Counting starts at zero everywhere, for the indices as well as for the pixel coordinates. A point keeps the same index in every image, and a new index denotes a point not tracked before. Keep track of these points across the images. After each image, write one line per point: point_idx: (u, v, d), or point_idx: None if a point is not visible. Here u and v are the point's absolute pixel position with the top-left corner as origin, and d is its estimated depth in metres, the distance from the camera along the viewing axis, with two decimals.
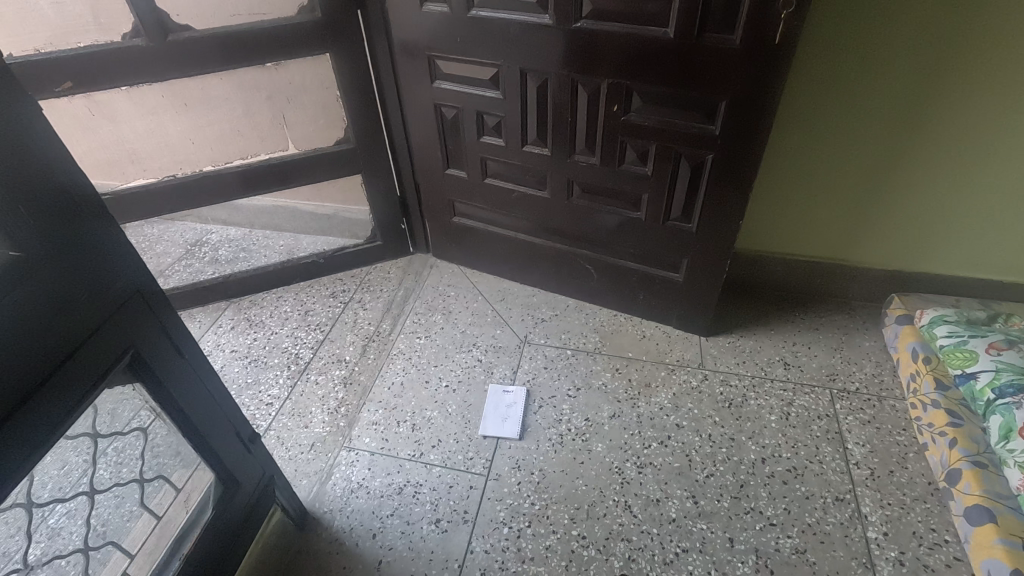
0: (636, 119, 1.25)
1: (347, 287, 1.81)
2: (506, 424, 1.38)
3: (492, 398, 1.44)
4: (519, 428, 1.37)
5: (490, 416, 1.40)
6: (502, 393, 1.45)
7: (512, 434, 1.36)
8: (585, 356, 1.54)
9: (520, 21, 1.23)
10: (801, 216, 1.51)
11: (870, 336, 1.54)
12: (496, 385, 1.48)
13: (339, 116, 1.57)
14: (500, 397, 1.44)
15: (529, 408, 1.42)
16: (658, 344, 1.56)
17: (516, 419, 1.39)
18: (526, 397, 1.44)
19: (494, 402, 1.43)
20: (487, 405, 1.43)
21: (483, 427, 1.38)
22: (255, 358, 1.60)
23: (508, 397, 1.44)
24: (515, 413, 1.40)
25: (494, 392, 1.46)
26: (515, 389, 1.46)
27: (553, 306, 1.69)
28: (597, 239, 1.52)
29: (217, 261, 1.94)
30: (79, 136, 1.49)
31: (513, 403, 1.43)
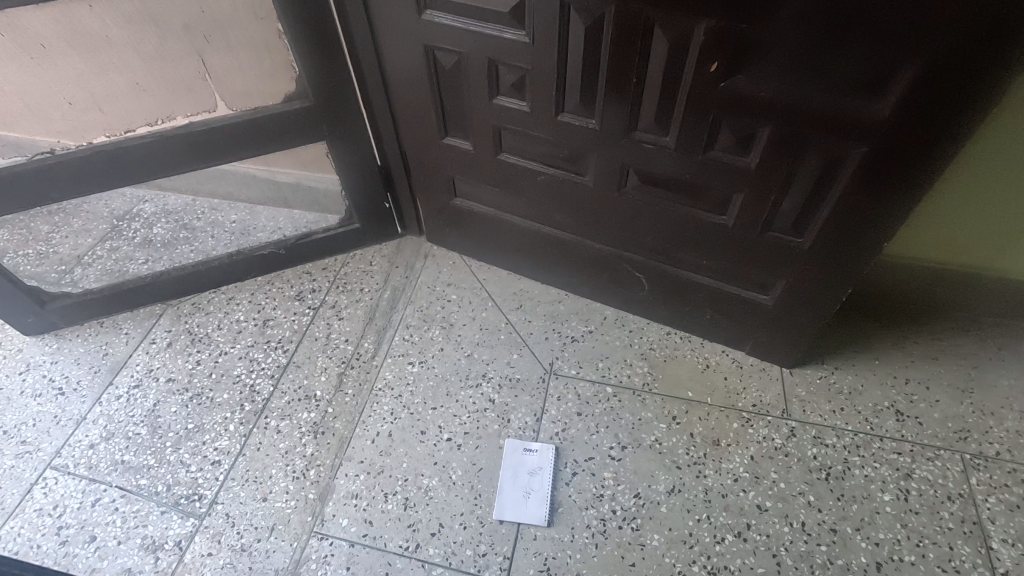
0: (746, 88, 0.79)
1: (317, 286, 1.40)
2: (530, 502, 1.04)
3: (512, 462, 1.09)
4: (546, 511, 1.03)
5: (508, 492, 1.05)
6: (524, 455, 1.10)
7: (538, 521, 1.02)
8: (631, 396, 1.17)
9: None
10: (972, 224, 1.08)
11: (1009, 373, 1.16)
12: (516, 442, 1.11)
13: (286, 60, 1.09)
14: (522, 461, 1.09)
15: (559, 477, 1.07)
16: (727, 380, 1.19)
17: (543, 498, 1.04)
18: (554, 462, 1.08)
19: (514, 469, 1.08)
20: (505, 474, 1.08)
21: (500, 510, 1.04)
22: (198, 392, 1.23)
23: (533, 462, 1.09)
24: (541, 488, 1.05)
25: (514, 453, 1.10)
26: (540, 449, 1.10)
27: (585, 319, 1.30)
28: (656, 245, 1.10)
29: (151, 244, 1.51)
30: None
31: (539, 471, 1.07)
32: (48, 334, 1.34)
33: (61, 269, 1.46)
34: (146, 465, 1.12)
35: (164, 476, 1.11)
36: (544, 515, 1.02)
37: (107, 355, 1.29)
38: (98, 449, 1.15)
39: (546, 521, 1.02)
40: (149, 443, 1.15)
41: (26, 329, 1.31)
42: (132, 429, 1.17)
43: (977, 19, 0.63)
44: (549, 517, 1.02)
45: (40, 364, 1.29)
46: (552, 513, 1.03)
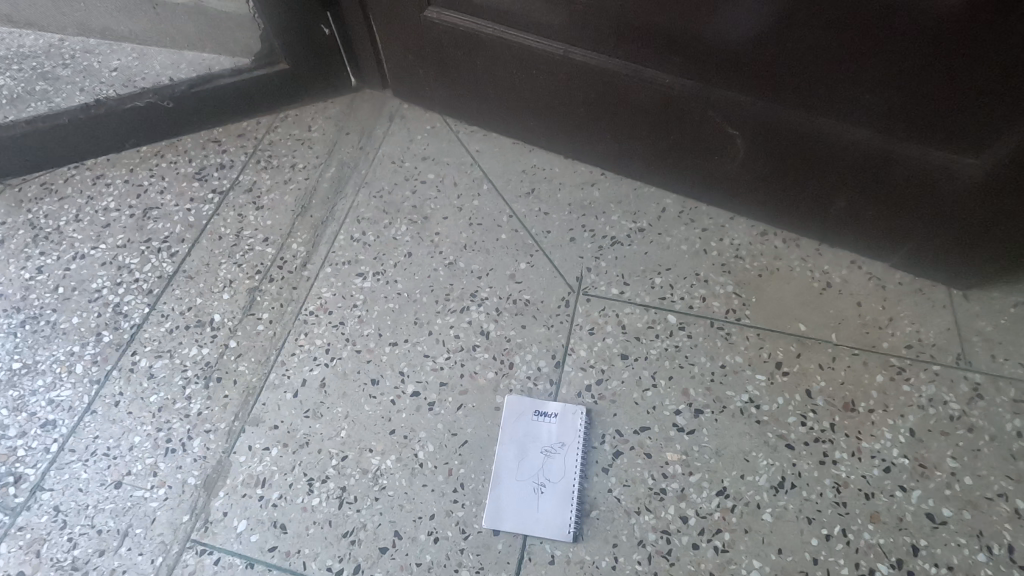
0: None
1: (227, 161, 0.93)
2: (544, 503, 0.64)
3: (517, 436, 0.68)
4: (570, 518, 0.63)
5: (510, 486, 0.65)
6: (536, 425, 0.68)
7: (556, 536, 0.62)
8: (707, 332, 0.73)
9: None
10: None
11: None
12: (523, 402, 0.70)
13: None
14: (533, 435, 0.68)
15: (591, 462, 0.66)
16: (863, 308, 0.74)
17: (566, 498, 0.64)
18: (584, 438, 0.67)
19: (520, 447, 0.67)
20: (505, 455, 0.67)
21: (496, 514, 0.64)
22: (34, 314, 0.80)
23: (550, 438, 0.67)
24: (563, 480, 0.65)
25: (520, 422, 0.69)
26: (562, 417, 0.69)
27: (632, 212, 0.84)
28: (780, 58, 0.63)
29: None
30: None
31: (560, 453, 0.67)
32: None
33: None
34: None
35: None
36: (567, 526, 0.63)
37: None
38: None
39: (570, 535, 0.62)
40: None
41: None
42: None
43: None
44: (575, 528, 0.62)
45: None
46: (580, 521, 0.63)
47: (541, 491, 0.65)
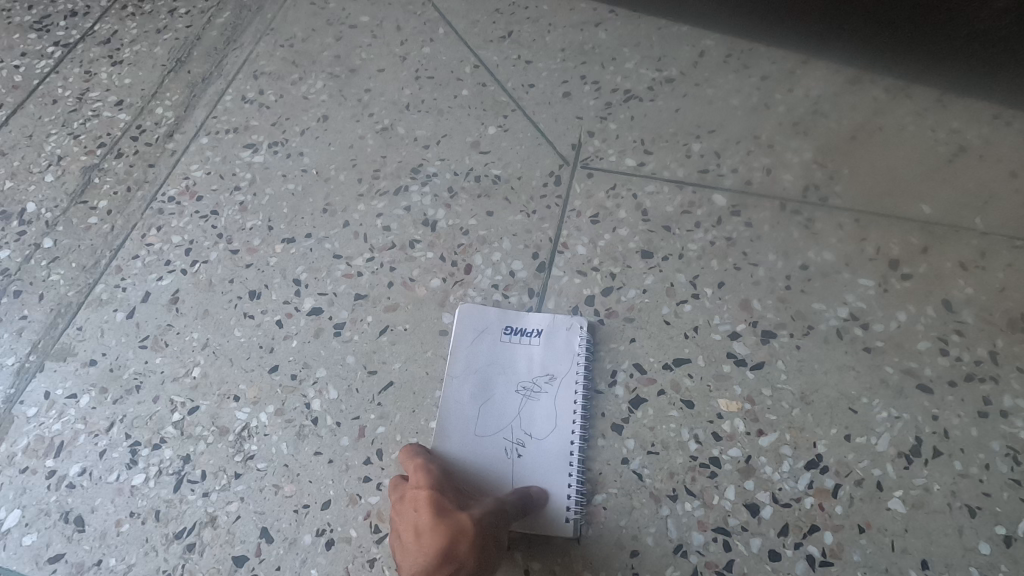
0: None
1: (80, 6, 0.66)
2: (521, 477, 0.38)
3: (477, 369, 0.42)
4: (568, 498, 0.37)
5: (464, 450, 0.39)
6: (511, 348, 0.43)
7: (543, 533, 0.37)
8: (777, 218, 0.47)
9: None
10: None
11: None
12: (485, 316, 0.44)
13: None
14: (505, 365, 0.42)
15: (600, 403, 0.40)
16: (1019, 181, 0.47)
17: (560, 464, 0.38)
18: (585, 366, 0.41)
19: (481, 386, 0.41)
20: (459, 397, 0.41)
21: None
22: None
23: (531, 368, 0.42)
24: (554, 436, 0.39)
25: (483, 345, 0.43)
26: (550, 335, 0.43)
27: (655, 57, 0.57)
28: None
29: None
30: None
31: (550, 391, 0.41)
32: None
33: None
34: None
35: None
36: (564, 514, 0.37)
37: None
38: None
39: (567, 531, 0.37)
40: None
41: None
42: None
43: None
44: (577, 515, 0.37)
45: None
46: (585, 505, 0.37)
47: (517, 454, 0.39)
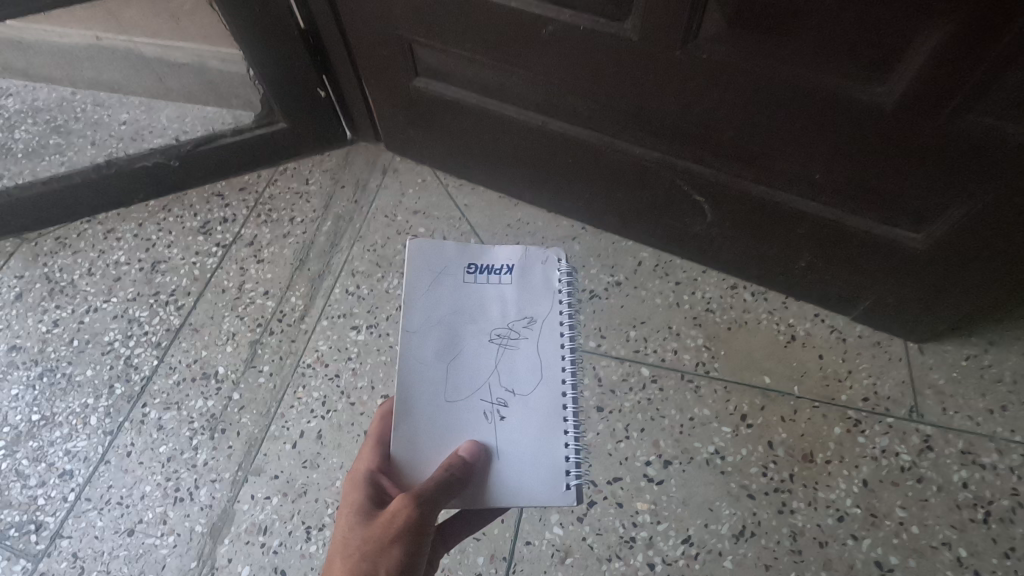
0: None
1: (229, 214, 0.99)
2: (520, 391, 0.66)
3: (456, 309, 0.70)
4: (564, 422, 0.65)
5: (463, 400, 0.64)
6: (477, 289, 0.72)
7: (529, 498, 0.61)
8: (678, 384, 0.78)
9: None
10: None
11: None
12: (450, 263, 0.72)
13: None
14: (477, 306, 0.71)
15: (565, 335, 0.70)
16: (824, 361, 0.79)
17: (543, 387, 0.67)
18: (551, 303, 0.71)
19: (464, 327, 0.69)
20: (460, 350, 0.68)
21: (455, 422, 0.63)
22: (53, 367, 0.85)
23: (513, 318, 0.70)
24: (534, 364, 0.68)
25: (458, 288, 0.71)
26: (523, 280, 0.73)
27: (609, 265, 0.89)
28: (740, 144, 0.66)
29: (11, 153, 1.09)
30: None
31: (520, 327, 0.70)
32: None
33: None
34: None
35: None
36: (564, 463, 0.63)
37: None
38: None
39: (569, 496, 0.62)
40: None
41: None
42: None
43: None
44: (574, 459, 0.63)
45: None
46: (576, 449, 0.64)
47: (513, 387, 0.66)
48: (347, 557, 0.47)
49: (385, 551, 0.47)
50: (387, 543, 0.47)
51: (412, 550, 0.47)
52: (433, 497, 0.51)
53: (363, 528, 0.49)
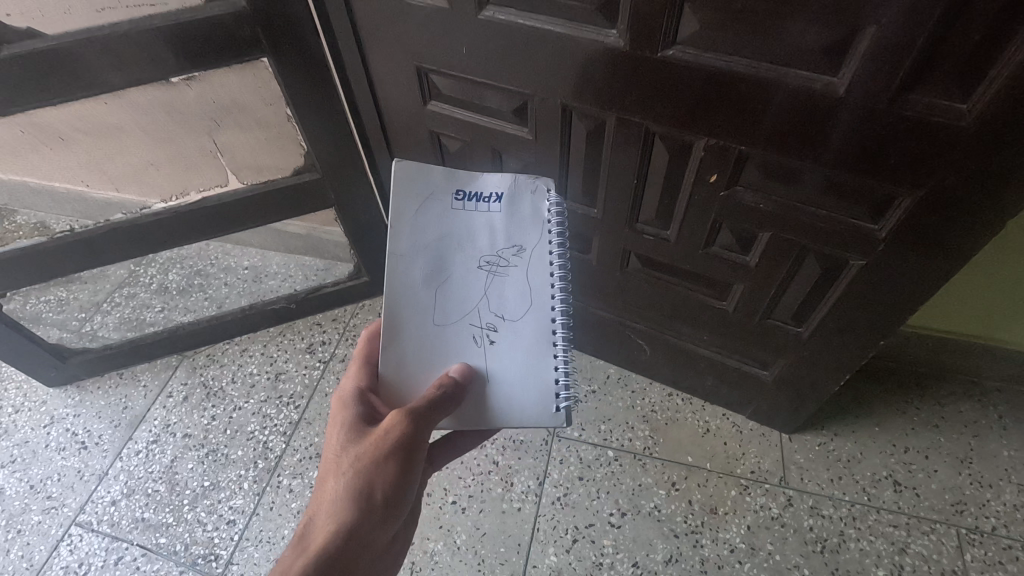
0: (747, 198, 0.79)
1: (327, 338, 1.43)
2: (509, 331, 0.75)
3: (445, 237, 0.76)
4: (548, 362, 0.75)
5: (453, 328, 0.74)
6: (466, 213, 0.77)
7: (521, 416, 0.75)
8: (632, 461, 1.19)
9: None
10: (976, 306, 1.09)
11: (1008, 443, 1.17)
12: (438, 188, 0.76)
13: (294, 140, 1.10)
14: (467, 230, 0.77)
15: (552, 262, 0.77)
16: (727, 445, 1.21)
17: (530, 313, 0.76)
18: (536, 230, 0.78)
19: (455, 252, 0.76)
20: (450, 266, 0.75)
21: (446, 345, 0.74)
22: (215, 449, 1.27)
23: (503, 253, 0.77)
24: (523, 293, 0.76)
25: (447, 213, 0.76)
26: (506, 213, 0.78)
27: (588, 378, 1.33)
28: (659, 318, 1.12)
29: (166, 289, 1.55)
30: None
31: (509, 255, 0.77)
32: (69, 385, 1.39)
33: (80, 316, 1.51)
34: (165, 523, 1.18)
35: (182, 534, 1.16)
36: (553, 385, 0.75)
37: (126, 410, 1.34)
38: (119, 506, 1.21)
39: (559, 417, 0.75)
40: (167, 501, 1.21)
41: (49, 381, 1.36)
42: (152, 486, 1.23)
43: (958, 179, 0.62)
44: (562, 379, 0.75)
45: (63, 418, 1.34)
46: (564, 370, 0.76)
47: (501, 316, 0.75)
48: (345, 467, 0.62)
49: (382, 460, 0.62)
50: (380, 461, 0.62)
51: (402, 467, 0.63)
52: (422, 414, 0.65)
53: (357, 442, 0.64)
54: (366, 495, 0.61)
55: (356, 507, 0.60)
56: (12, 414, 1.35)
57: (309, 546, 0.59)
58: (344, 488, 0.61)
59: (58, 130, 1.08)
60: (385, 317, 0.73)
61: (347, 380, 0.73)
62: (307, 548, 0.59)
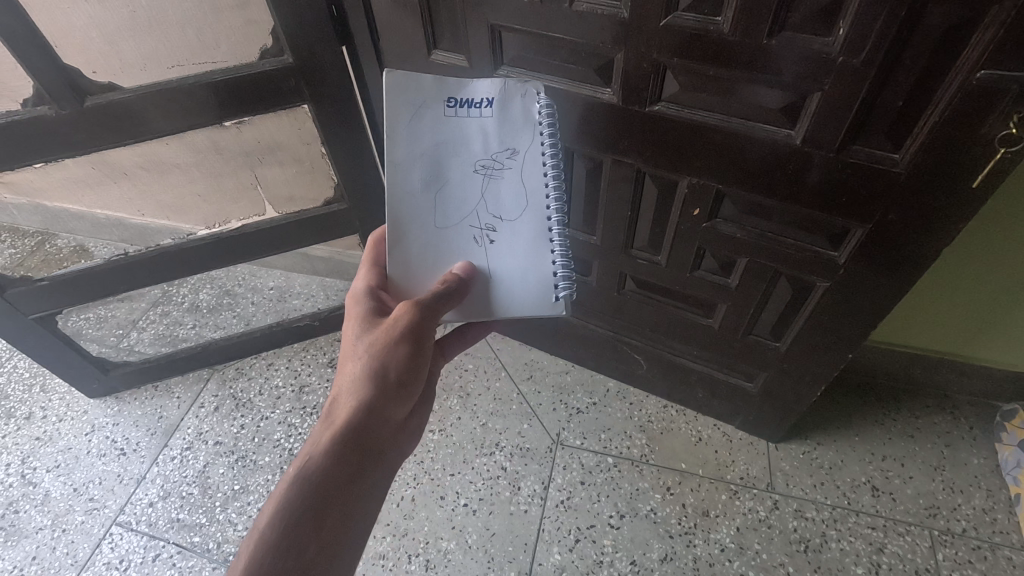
0: (725, 229, 0.91)
1: None
2: (508, 230, 0.77)
3: (439, 143, 0.74)
4: (550, 260, 0.78)
5: (451, 236, 0.76)
6: (458, 120, 0.74)
7: (521, 308, 0.79)
8: (630, 467, 1.29)
9: (563, 41, 0.82)
10: (913, 334, 1.24)
11: (978, 452, 1.26)
12: (428, 92, 0.73)
13: (327, 173, 1.24)
14: (461, 136, 0.75)
15: (546, 163, 0.76)
16: (718, 453, 1.30)
17: (527, 212, 0.76)
18: (534, 130, 0.76)
19: (450, 158, 0.75)
20: (444, 172, 0.74)
21: (448, 246, 0.76)
22: (244, 455, 1.37)
23: (498, 152, 0.75)
24: (520, 192, 0.76)
25: (440, 120, 0.74)
26: (500, 113, 0.75)
27: (589, 391, 1.43)
28: (653, 334, 1.23)
29: (198, 308, 1.67)
30: (37, 175, 1.27)
31: (503, 158, 0.75)
32: (109, 396, 1.51)
33: (118, 332, 1.63)
34: (198, 523, 1.26)
35: (214, 533, 1.25)
36: (552, 276, 0.78)
37: (162, 419, 1.45)
38: (156, 507, 1.29)
39: (559, 306, 0.79)
40: (200, 502, 1.30)
41: (91, 392, 1.48)
42: (186, 489, 1.32)
43: (899, 215, 0.73)
44: (560, 273, 0.78)
45: (103, 426, 1.45)
46: (563, 263, 0.78)
47: (500, 218, 0.76)
48: (360, 353, 0.72)
49: (393, 347, 0.71)
50: (391, 347, 0.71)
51: (412, 349, 0.72)
52: (427, 305, 0.72)
53: (369, 335, 0.72)
54: (379, 377, 0.72)
55: (371, 388, 0.71)
56: (57, 423, 1.46)
57: (334, 421, 0.71)
58: (361, 373, 0.71)
59: (120, 167, 1.22)
60: (388, 222, 0.74)
61: (358, 280, 0.80)
62: (333, 423, 0.71)
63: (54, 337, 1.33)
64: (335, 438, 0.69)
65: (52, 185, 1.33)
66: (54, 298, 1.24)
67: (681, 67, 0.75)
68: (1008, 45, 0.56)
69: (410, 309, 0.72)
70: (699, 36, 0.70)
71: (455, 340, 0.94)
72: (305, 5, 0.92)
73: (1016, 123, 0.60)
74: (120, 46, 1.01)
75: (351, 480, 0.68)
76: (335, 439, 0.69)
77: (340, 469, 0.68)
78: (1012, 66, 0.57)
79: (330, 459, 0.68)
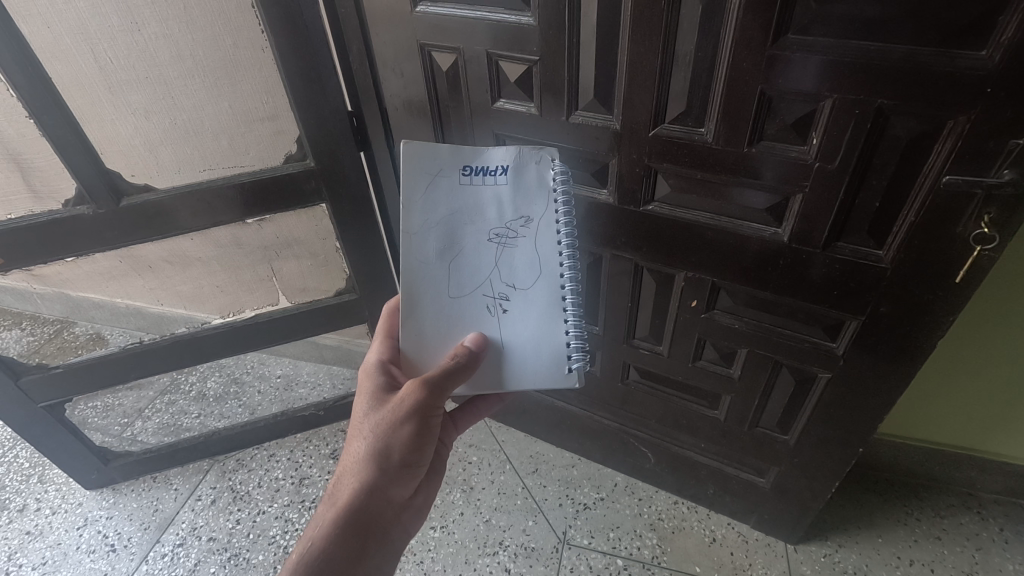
0: (724, 320, 0.93)
1: None
2: (520, 298, 0.78)
3: (454, 211, 0.77)
4: (563, 329, 0.79)
5: (462, 307, 0.78)
6: (473, 187, 0.78)
7: (534, 380, 0.80)
8: (641, 571, 1.22)
9: (563, 148, 0.89)
10: (925, 432, 1.23)
11: (1012, 556, 1.18)
12: (445, 163, 0.77)
13: (340, 266, 1.30)
14: (476, 203, 0.78)
15: (560, 232, 0.78)
16: (734, 556, 1.23)
17: (541, 280, 0.78)
18: (549, 200, 0.78)
19: (464, 226, 0.78)
20: (459, 242, 0.78)
21: (460, 316, 0.79)
22: (236, 553, 1.31)
23: (512, 221, 0.78)
24: (532, 261, 0.78)
25: (456, 187, 0.77)
26: (515, 180, 0.78)
27: (596, 486, 1.39)
28: (659, 424, 1.22)
29: (204, 396, 1.68)
30: (65, 270, 1.34)
31: (517, 226, 0.78)
32: (106, 488, 1.48)
33: (123, 421, 1.63)
34: None
35: None
36: (565, 347, 0.80)
37: (156, 512, 1.42)
38: None
39: (571, 377, 0.80)
40: None
41: (89, 484, 1.46)
42: None
43: (891, 308, 0.76)
44: (573, 344, 0.79)
45: (96, 520, 1.41)
46: (575, 333, 0.80)
47: (514, 289, 0.78)
48: (366, 431, 0.74)
49: (399, 424, 0.73)
50: (398, 425, 0.73)
51: (418, 427, 0.73)
52: (434, 383, 0.73)
53: (377, 411, 0.74)
54: (384, 455, 0.73)
55: (376, 465, 0.73)
56: (49, 516, 1.43)
57: (339, 501, 0.72)
58: (368, 449, 0.73)
59: (146, 260, 1.29)
60: (402, 291, 0.77)
61: (372, 351, 0.83)
62: (337, 502, 0.72)
63: (61, 426, 1.33)
64: (338, 519, 0.70)
65: (77, 279, 1.41)
66: (66, 386, 1.26)
67: (672, 172, 0.81)
68: (969, 154, 0.61)
69: (418, 386, 0.73)
70: (686, 144, 0.77)
71: (468, 411, 0.94)
72: (329, 118, 1.01)
73: (988, 224, 0.64)
74: (159, 153, 1.10)
75: (353, 563, 0.69)
76: (338, 521, 0.70)
77: (343, 549, 0.69)
78: (974, 173, 0.62)
79: (333, 541, 0.69)
